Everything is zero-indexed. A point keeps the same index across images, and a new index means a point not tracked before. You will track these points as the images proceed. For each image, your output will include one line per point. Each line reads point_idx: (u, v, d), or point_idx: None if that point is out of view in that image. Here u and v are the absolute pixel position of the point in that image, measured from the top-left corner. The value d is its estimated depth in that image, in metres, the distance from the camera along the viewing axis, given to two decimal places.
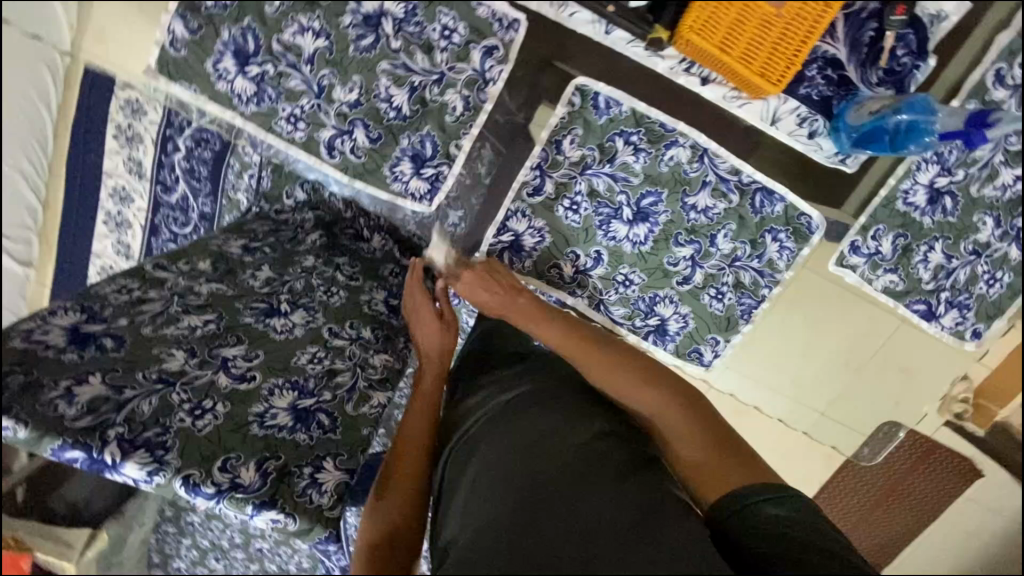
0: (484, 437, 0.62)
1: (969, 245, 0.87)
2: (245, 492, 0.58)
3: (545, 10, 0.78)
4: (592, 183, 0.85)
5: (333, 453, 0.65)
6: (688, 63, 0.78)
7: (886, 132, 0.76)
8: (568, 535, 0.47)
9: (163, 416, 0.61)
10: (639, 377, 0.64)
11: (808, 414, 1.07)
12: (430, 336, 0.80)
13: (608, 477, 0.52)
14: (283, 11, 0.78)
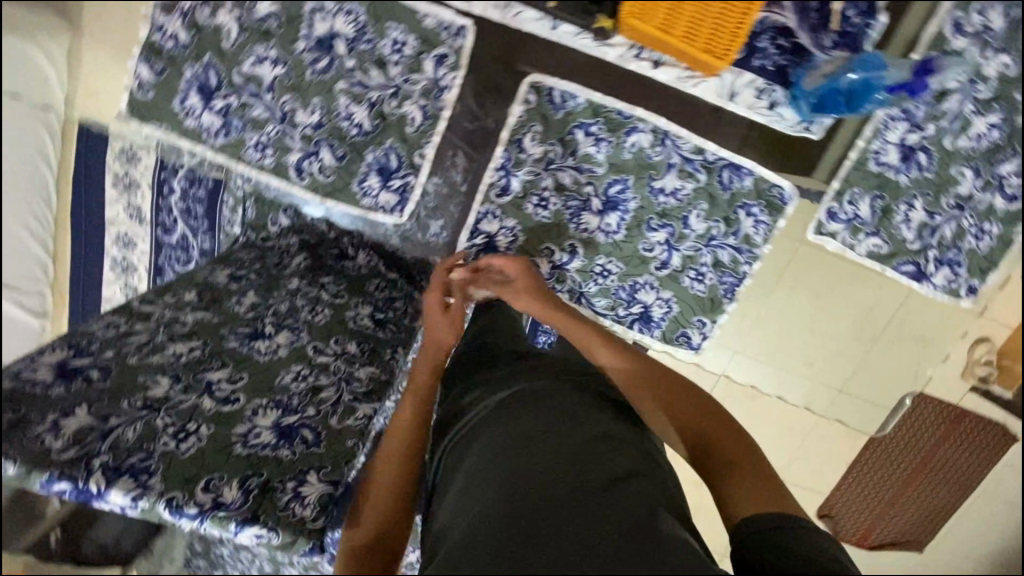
0: (482, 431, 0.61)
1: (951, 199, 0.85)
2: (227, 510, 0.59)
3: (490, 13, 0.77)
4: (558, 178, 0.86)
5: (317, 466, 0.66)
6: (637, 49, 0.77)
7: (840, 93, 0.76)
8: (565, 535, 0.47)
9: (147, 441, 0.62)
10: (658, 383, 0.66)
11: (804, 379, 1.13)
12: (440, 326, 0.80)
13: (606, 479, 0.52)
14: (240, 43, 0.80)
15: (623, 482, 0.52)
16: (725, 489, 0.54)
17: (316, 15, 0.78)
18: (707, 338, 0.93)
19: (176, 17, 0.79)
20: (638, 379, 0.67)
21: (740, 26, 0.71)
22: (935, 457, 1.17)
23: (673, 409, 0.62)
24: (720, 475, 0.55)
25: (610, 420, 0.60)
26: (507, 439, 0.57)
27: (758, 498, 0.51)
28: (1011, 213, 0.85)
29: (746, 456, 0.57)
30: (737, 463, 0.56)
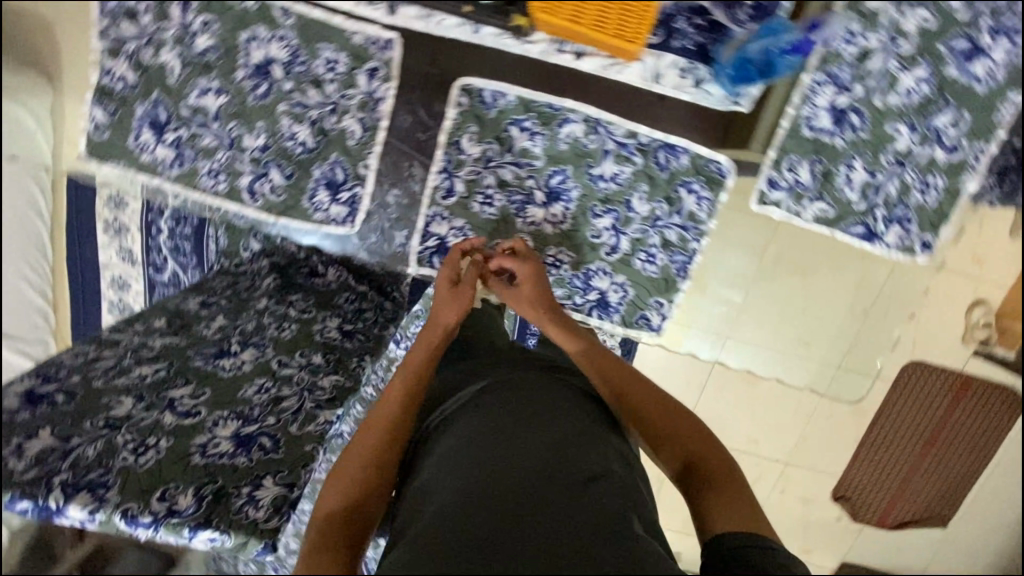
0: (472, 423, 0.68)
1: (890, 156, 0.85)
2: (180, 517, 0.61)
3: (414, 23, 0.79)
4: (500, 174, 0.89)
5: (273, 470, 0.68)
6: (558, 43, 0.78)
7: (752, 62, 0.77)
8: (534, 531, 0.54)
9: (107, 457, 0.66)
10: (642, 390, 0.71)
11: (787, 350, 1.27)
12: (447, 303, 0.81)
13: (581, 478, 0.59)
14: (184, 78, 0.84)
15: (599, 481, 0.59)
16: (696, 496, 0.59)
17: (251, 44, 0.82)
18: (666, 318, 0.96)
19: (123, 59, 0.83)
20: (622, 383, 0.72)
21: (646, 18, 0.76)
22: (943, 429, 1.35)
23: (653, 416, 0.68)
24: (690, 483, 0.61)
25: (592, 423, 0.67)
26: (495, 437, 0.64)
27: (733, 510, 0.56)
28: (954, 164, 0.85)
29: (721, 468, 0.61)
30: (708, 473, 0.61)
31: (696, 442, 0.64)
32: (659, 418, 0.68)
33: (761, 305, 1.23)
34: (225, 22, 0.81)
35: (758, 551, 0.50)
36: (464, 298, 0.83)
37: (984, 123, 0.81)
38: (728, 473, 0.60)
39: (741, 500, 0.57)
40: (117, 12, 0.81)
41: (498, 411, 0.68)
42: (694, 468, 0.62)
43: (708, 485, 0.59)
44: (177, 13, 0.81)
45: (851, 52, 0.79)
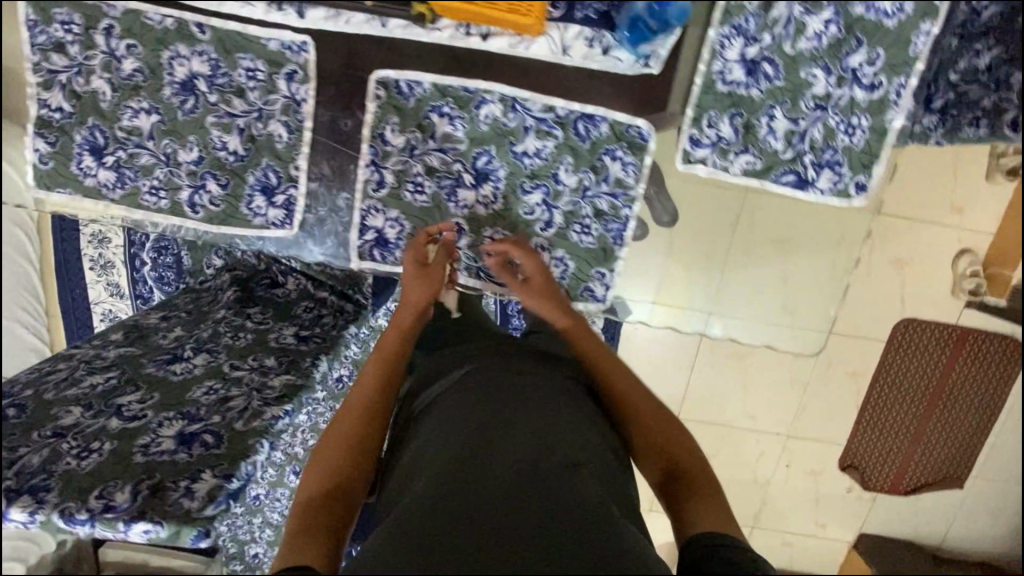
0: (461, 407, 0.75)
1: (809, 101, 0.85)
2: (114, 512, 0.68)
3: (323, 24, 0.82)
4: (427, 162, 0.92)
5: (211, 464, 0.73)
6: (465, 26, 0.80)
7: (643, 20, 0.77)
8: (523, 513, 0.62)
9: (51, 462, 0.72)
10: (637, 398, 0.81)
11: (767, 316, 1.23)
12: (415, 285, 0.90)
13: (567, 464, 0.68)
14: (116, 101, 0.88)
15: (580, 468, 0.68)
16: (680, 500, 0.71)
17: (174, 62, 0.86)
18: (609, 287, 0.99)
19: (57, 90, 0.87)
20: (618, 387, 0.82)
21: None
22: (886, 363, 1.79)
23: (648, 425, 0.79)
24: (675, 490, 0.73)
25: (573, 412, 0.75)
26: (486, 423, 0.72)
27: (713, 517, 0.68)
28: (875, 102, 0.84)
29: (702, 479, 0.73)
30: (692, 483, 0.72)
31: (686, 455, 0.75)
32: (652, 428, 0.78)
33: (727, 278, 1.20)
34: (148, 44, 0.85)
35: (730, 549, 0.62)
36: (432, 278, 0.92)
37: (899, 56, 0.81)
38: (707, 485, 0.72)
39: (718, 508, 0.69)
40: (46, 46, 0.85)
41: (488, 397, 0.75)
42: (680, 479, 0.73)
43: (692, 494, 0.71)
44: (102, 40, 0.85)
45: (753, 3, 0.79)
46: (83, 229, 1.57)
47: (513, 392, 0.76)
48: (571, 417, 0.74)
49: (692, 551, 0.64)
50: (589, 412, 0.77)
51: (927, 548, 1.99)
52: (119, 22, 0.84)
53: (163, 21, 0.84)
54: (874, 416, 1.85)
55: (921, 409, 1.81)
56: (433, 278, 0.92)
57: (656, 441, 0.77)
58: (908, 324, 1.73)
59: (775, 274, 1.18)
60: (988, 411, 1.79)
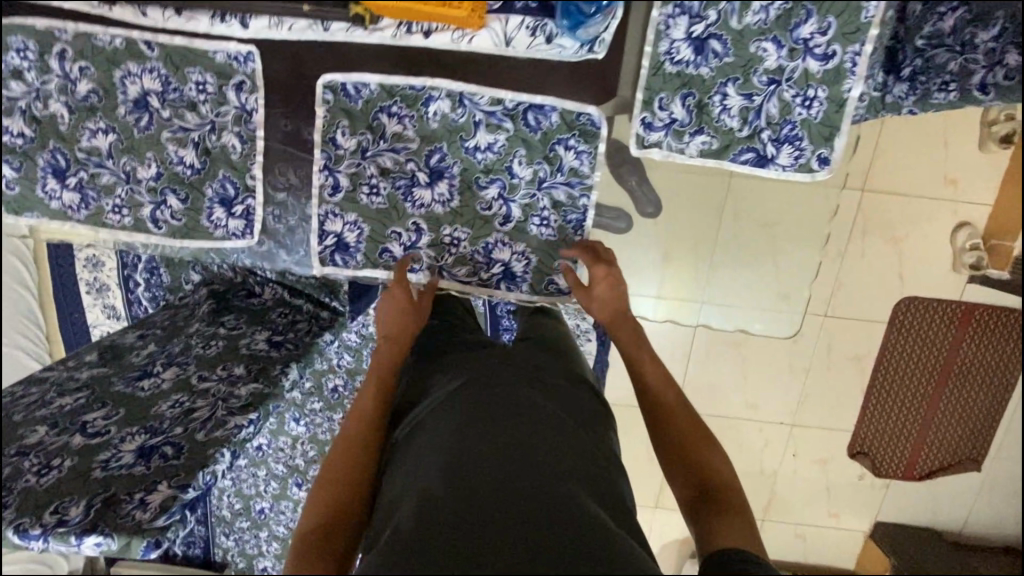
0: (456, 416, 0.75)
1: (762, 76, 0.82)
2: (67, 525, 0.68)
3: (265, 32, 0.82)
4: (380, 163, 0.90)
5: (168, 475, 0.73)
6: (405, 24, 0.80)
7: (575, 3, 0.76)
8: (524, 522, 0.63)
9: (11, 480, 0.73)
10: (673, 404, 0.84)
11: (762, 303, 1.18)
12: (396, 316, 0.91)
13: (562, 474, 0.68)
14: (73, 123, 0.90)
15: (575, 478, 0.69)
16: (699, 510, 0.73)
17: (126, 80, 0.87)
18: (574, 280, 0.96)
19: (17, 116, 0.89)
20: (660, 396, 0.85)
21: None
22: (890, 347, 1.72)
23: (680, 431, 0.81)
24: (696, 498, 0.75)
25: (565, 419, 0.77)
26: (483, 432, 0.72)
27: (730, 531, 0.70)
28: (831, 72, 0.81)
29: (727, 490, 0.74)
30: (712, 492, 0.74)
31: (712, 463, 0.77)
32: (685, 434, 0.80)
33: (698, 266, 1.15)
34: (99, 64, 0.87)
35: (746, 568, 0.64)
36: (415, 316, 0.93)
37: (852, 23, 0.79)
38: (732, 497, 0.74)
39: (739, 521, 0.71)
40: (4, 74, 0.87)
41: (484, 404, 0.76)
42: (703, 487, 0.75)
43: (714, 506, 0.73)
44: (56, 64, 0.87)
45: None
46: (78, 254, 1.57)
47: (509, 398, 0.77)
48: (565, 429, 0.75)
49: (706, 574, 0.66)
50: (581, 428, 0.78)
51: (949, 535, 1.91)
52: (71, 45, 0.86)
53: (112, 41, 0.85)
54: (883, 402, 1.79)
55: (930, 389, 1.75)
56: (418, 314, 0.93)
57: (683, 446, 0.79)
58: (907, 304, 1.67)
59: (751, 260, 1.13)
60: (1001, 389, 1.73)
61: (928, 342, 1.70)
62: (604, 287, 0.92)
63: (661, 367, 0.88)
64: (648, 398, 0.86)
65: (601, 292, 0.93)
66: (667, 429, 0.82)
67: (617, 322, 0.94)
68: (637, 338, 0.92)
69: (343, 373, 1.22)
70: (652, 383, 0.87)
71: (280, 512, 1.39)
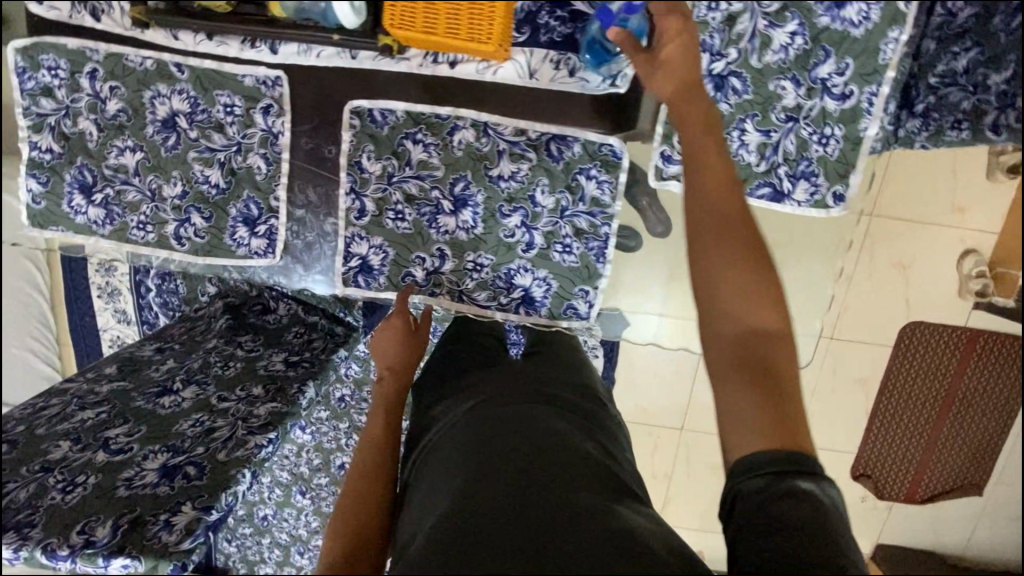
0: (472, 432, 0.76)
1: (780, 113, 0.84)
2: (95, 547, 0.69)
3: (297, 60, 0.86)
4: (405, 189, 0.91)
5: (193, 496, 0.74)
6: (432, 55, 0.84)
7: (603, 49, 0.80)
8: (532, 532, 0.63)
9: (37, 497, 0.74)
10: (732, 220, 0.62)
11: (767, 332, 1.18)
12: (391, 342, 0.90)
13: (572, 483, 0.68)
14: (102, 140, 0.91)
15: (587, 487, 0.68)
16: (727, 379, 0.59)
17: (155, 101, 0.89)
18: (593, 305, 0.95)
19: (47, 133, 0.91)
20: (716, 216, 0.62)
21: (493, 21, 0.75)
22: (892, 368, 1.74)
23: (733, 263, 0.61)
24: (728, 363, 0.59)
25: (576, 429, 0.77)
26: (491, 447, 0.73)
27: (762, 422, 0.56)
28: (848, 111, 0.83)
29: (773, 351, 0.59)
30: (750, 357, 0.59)
31: (760, 315, 0.60)
32: (737, 269, 0.61)
33: None
34: (130, 85, 0.88)
35: (790, 503, 0.54)
36: (416, 345, 0.91)
37: (869, 65, 0.81)
38: (778, 366, 0.58)
39: (778, 407, 0.57)
40: (35, 91, 0.89)
41: (493, 421, 0.76)
42: (738, 351, 0.59)
43: (748, 375, 0.58)
44: (88, 83, 0.89)
45: (717, 18, 0.81)
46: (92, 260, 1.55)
47: (517, 412, 0.77)
48: (578, 440, 0.74)
49: (738, 516, 0.56)
50: (596, 439, 0.77)
51: (948, 558, 1.92)
52: (102, 65, 0.88)
53: (143, 63, 0.87)
54: (884, 423, 1.79)
55: (933, 414, 1.75)
56: (416, 340, 0.91)
57: (737, 286, 0.60)
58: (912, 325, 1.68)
59: None
60: (1004, 415, 1.73)
61: (931, 366, 1.71)
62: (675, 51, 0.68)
63: (726, 175, 0.64)
64: (696, 218, 0.63)
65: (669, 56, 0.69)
66: (715, 260, 0.61)
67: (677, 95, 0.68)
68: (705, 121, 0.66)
69: (350, 383, 1.21)
70: (699, 195, 0.64)
71: (284, 519, 1.39)
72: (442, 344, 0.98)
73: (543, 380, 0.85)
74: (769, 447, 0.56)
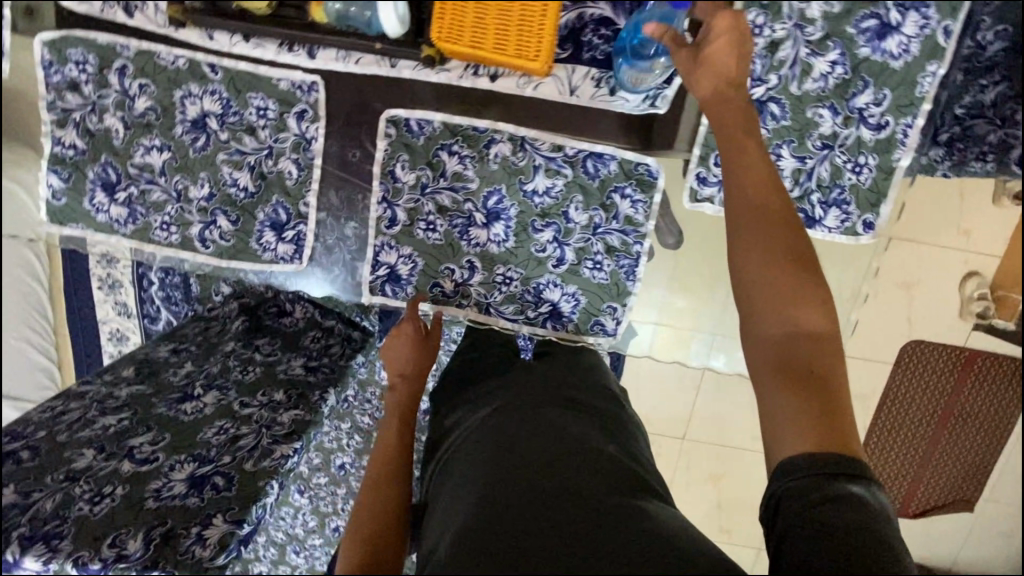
0: (489, 439, 0.76)
1: (816, 140, 0.85)
2: (128, 561, 0.70)
3: (334, 66, 0.84)
4: (438, 201, 0.91)
5: (224, 508, 0.75)
6: (472, 67, 0.83)
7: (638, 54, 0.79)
8: (550, 536, 0.62)
9: (64, 508, 0.73)
10: (774, 218, 0.64)
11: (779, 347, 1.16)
12: (402, 352, 0.90)
13: (593, 488, 0.67)
14: (128, 139, 0.89)
15: (608, 492, 0.67)
16: (766, 378, 0.59)
17: (186, 100, 0.87)
18: (621, 322, 0.96)
19: (71, 128, 0.89)
20: (756, 211, 0.64)
21: (543, 39, 0.75)
22: (888, 387, 1.70)
23: (773, 264, 0.62)
24: (768, 361, 0.60)
25: (597, 436, 0.76)
26: (506, 453, 0.73)
27: (799, 422, 0.56)
28: (882, 142, 0.84)
29: (816, 351, 0.59)
30: (790, 357, 0.59)
31: (803, 315, 0.60)
32: (780, 267, 0.62)
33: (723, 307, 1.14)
34: (160, 83, 0.86)
35: (835, 507, 0.52)
36: (425, 354, 0.91)
37: (906, 97, 0.82)
38: (821, 367, 0.58)
39: (819, 410, 0.56)
40: (61, 85, 0.87)
41: (510, 428, 0.77)
42: (779, 350, 0.60)
43: (784, 375, 0.58)
44: (116, 79, 0.87)
45: (760, 44, 0.81)
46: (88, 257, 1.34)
47: (536, 417, 0.78)
48: (600, 448, 0.74)
49: (782, 520, 0.55)
50: (620, 446, 0.77)
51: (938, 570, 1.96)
52: (132, 61, 0.86)
53: (175, 61, 0.85)
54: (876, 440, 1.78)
55: (928, 431, 1.73)
56: (428, 348, 0.91)
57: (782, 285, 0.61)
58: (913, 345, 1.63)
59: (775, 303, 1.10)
60: (1003, 430, 1.69)
61: (927, 385, 1.67)
62: (722, 51, 0.69)
63: (767, 175, 0.66)
64: (734, 213, 0.65)
65: (714, 52, 0.69)
66: (755, 257, 0.63)
67: (714, 99, 0.70)
68: (742, 125, 0.69)
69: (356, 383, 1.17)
70: (740, 190, 0.66)
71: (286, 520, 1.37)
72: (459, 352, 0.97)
73: (559, 387, 0.85)
74: (813, 449, 0.55)
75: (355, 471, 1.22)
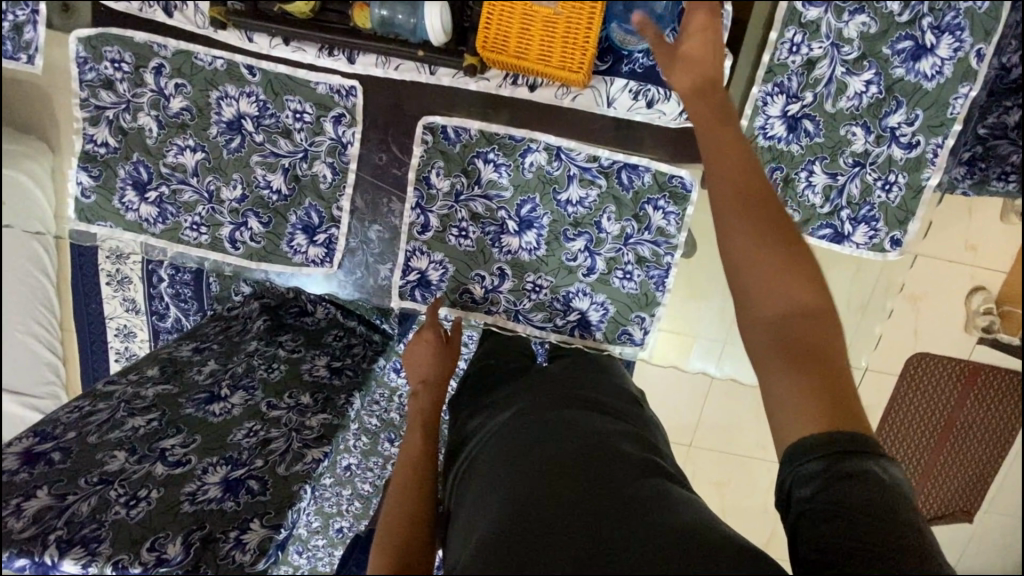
0: (504, 445, 0.72)
1: (848, 158, 0.87)
2: (168, 566, 0.70)
3: (373, 71, 0.85)
4: (471, 208, 0.91)
5: (260, 513, 0.76)
6: (512, 77, 0.83)
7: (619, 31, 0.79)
8: (575, 535, 0.58)
9: (100, 512, 0.73)
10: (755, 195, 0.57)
11: None
12: (421, 353, 0.85)
13: (619, 484, 0.63)
14: (161, 138, 0.89)
15: (635, 487, 0.62)
16: (766, 363, 0.53)
17: (222, 102, 0.87)
18: (649, 333, 0.96)
19: (103, 126, 0.88)
20: (735, 189, 0.57)
21: (587, 49, 0.76)
22: (896, 403, 1.54)
23: (755, 243, 0.55)
24: (766, 346, 0.54)
25: (621, 434, 0.72)
26: (520, 456, 0.69)
27: (809, 406, 0.50)
28: (913, 161, 0.86)
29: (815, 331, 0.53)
30: (791, 342, 0.53)
31: (798, 295, 0.54)
32: (772, 248, 0.55)
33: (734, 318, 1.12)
34: (197, 83, 0.86)
35: (848, 486, 0.48)
36: (449, 358, 0.86)
37: (938, 117, 0.83)
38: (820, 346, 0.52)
39: (824, 390, 0.51)
40: (95, 83, 0.86)
41: (527, 431, 0.72)
42: (777, 334, 0.53)
43: (786, 358, 0.52)
44: (152, 78, 0.86)
45: (797, 62, 0.82)
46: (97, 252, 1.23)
47: (555, 418, 0.74)
48: (625, 446, 0.69)
49: (795, 504, 0.50)
50: (649, 447, 0.72)
51: None
52: (169, 61, 0.85)
53: (213, 62, 0.85)
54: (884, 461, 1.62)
55: (930, 443, 1.59)
56: (453, 353, 0.87)
57: (766, 264, 0.55)
58: (915, 360, 1.48)
59: None
60: (1007, 440, 1.57)
61: (934, 398, 1.52)
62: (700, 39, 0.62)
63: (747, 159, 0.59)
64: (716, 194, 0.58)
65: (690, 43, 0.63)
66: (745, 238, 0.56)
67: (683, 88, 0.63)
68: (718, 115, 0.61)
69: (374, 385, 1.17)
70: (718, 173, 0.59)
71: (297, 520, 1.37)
72: (478, 357, 0.97)
73: (580, 388, 0.82)
74: (828, 428, 0.49)
75: (360, 472, 1.19)
